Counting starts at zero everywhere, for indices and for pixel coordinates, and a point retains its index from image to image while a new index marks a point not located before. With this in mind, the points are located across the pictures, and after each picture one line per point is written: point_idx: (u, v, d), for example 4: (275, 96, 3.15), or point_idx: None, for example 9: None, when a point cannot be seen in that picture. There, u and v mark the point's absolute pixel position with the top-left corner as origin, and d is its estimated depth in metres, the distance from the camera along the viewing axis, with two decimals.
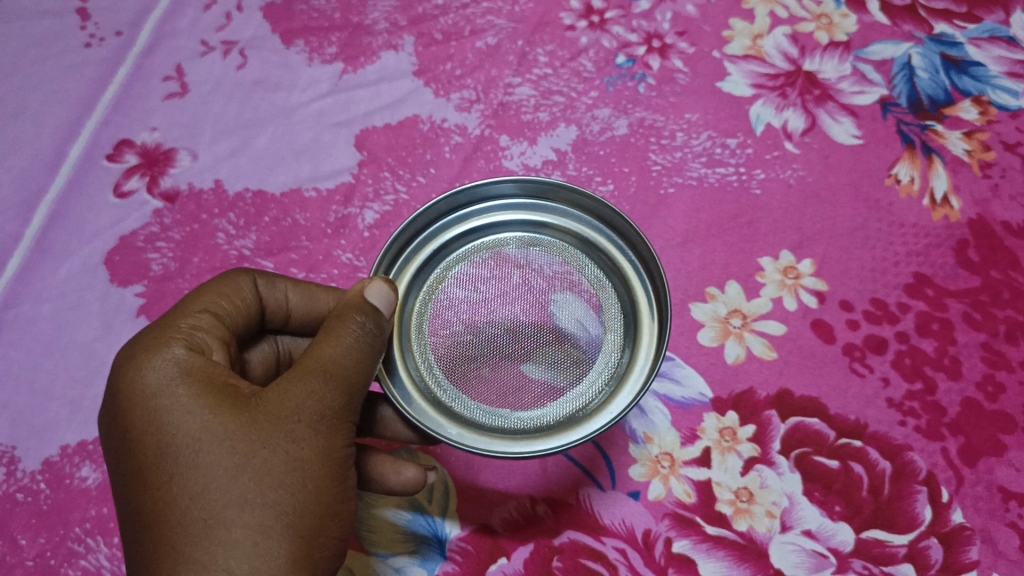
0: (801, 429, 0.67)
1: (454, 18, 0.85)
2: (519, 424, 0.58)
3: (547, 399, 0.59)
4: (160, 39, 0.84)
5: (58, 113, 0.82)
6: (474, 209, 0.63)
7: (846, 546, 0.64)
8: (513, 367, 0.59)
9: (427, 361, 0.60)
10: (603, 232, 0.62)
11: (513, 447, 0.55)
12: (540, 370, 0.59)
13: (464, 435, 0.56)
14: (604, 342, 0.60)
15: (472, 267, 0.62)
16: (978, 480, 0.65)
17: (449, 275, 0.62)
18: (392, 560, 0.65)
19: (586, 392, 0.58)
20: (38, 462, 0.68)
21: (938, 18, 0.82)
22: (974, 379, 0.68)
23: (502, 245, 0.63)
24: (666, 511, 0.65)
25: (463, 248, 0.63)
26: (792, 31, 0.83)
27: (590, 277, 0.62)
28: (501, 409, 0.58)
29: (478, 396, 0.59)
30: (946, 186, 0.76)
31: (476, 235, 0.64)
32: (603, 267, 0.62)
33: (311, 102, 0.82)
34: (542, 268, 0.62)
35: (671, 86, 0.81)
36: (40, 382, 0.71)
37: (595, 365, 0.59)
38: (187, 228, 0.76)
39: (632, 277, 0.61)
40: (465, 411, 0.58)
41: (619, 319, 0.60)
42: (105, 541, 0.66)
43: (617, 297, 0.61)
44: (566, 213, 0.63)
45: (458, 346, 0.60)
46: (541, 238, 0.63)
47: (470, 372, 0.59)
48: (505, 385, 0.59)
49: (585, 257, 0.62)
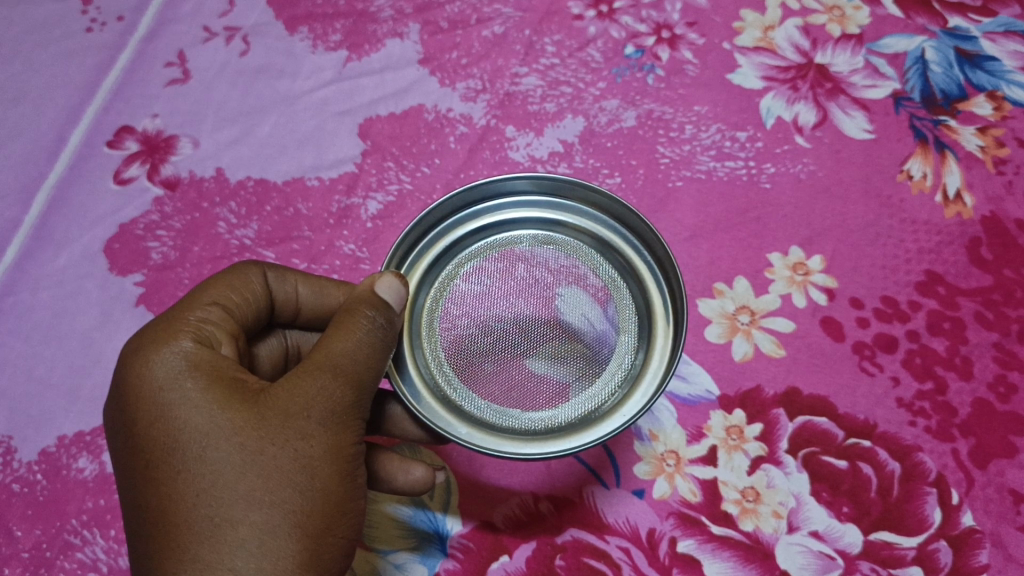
0: (809, 428, 0.66)
1: (461, 6, 0.83)
2: (529, 424, 0.57)
3: (558, 399, 0.58)
4: (163, 24, 0.83)
5: (58, 98, 0.80)
6: (489, 204, 0.62)
7: (854, 548, 0.63)
8: (524, 365, 0.58)
9: (438, 358, 0.59)
10: (619, 232, 0.61)
11: (522, 448, 0.54)
12: (551, 369, 0.58)
13: (473, 434, 0.55)
14: (617, 344, 0.59)
15: (485, 264, 0.61)
16: (988, 482, 0.64)
17: (462, 270, 0.61)
18: (393, 556, 0.64)
19: (598, 392, 0.57)
20: (35, 452, 0.67)
21: (952, 11, 0.81)
22: (986, 379, 0.67)
23: (516, 242, 0.62)
24: (672, 510, 0.64)
25: (477, 244, 0.62)
26: (804, 23, 0.82)
27: (604, 276, 0.61)
28: (511, 407, 0.57)
29: (487, 393, 0.58)
30: (959, 182, 0.74)
31: (488, 232, 0.62)
32: (618, 267, 0.61)
33: (315, 90, 0.80)
34: (555, 266, 0.61)
35: (681, 78, 0.80)
36: (38, 371, 0.70)
37: (607, 366, 0.58)
38: (187, 216, 0.75)
39: (648, 278, 0.60)
40: (475, 408, 0.57)
41: (634, 319, 0.59)
42: (102, 534, 0.65)
43: (632, 297, 0.60)
44: (581, 212, 0.62)
45: (469, 344, 0.59)
46: (555, 237, 0.62)
47: (480, 369, 0.58)
48: (515, 384, 0.58)
49: (600, 256, 0.61)
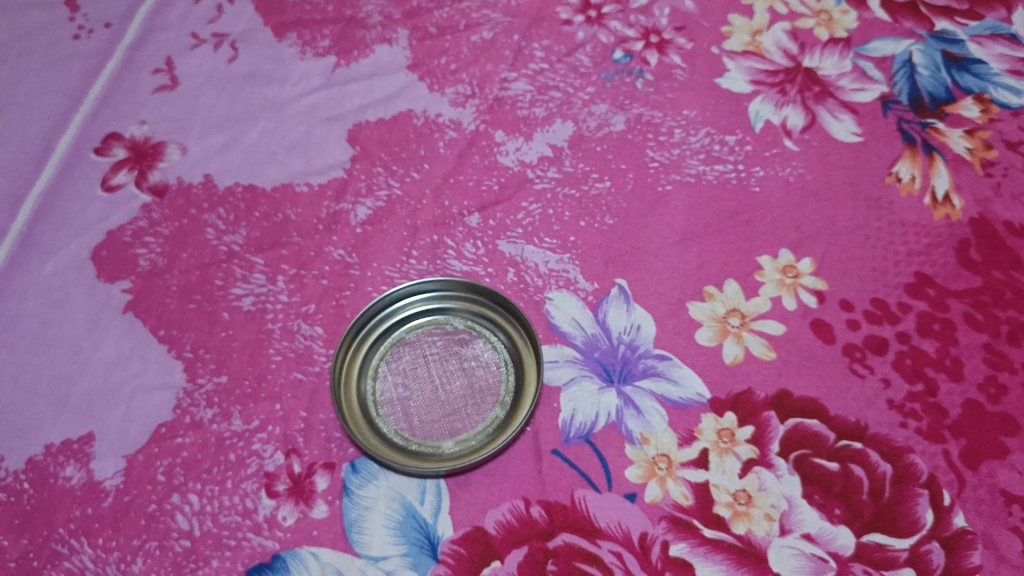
0: (800, 431, 0.65)
1: (449, 12, 0.86)
2: (435, 450, 0.63)
3: (455, 435, 0.64)
4: (149, 32, 0.84)
5: (47, 106, 0.81)
6: (390, 324, 0.68)
7: (846, 550, 0.61)
8: (428, 412, 0.65)
9: (368, 379, 0.66)
10: (494, 307, 0.69)
11: (431, 466, 0.62)
12: (446, 411, 0.65)
13: (382, 450, 0.63)
14: (500, 390, 0.66)
15: (390, 365, 0.67)
16: (980, 483, 0.63)
17: (369, 385, 0.66)
18: (383, 563, 0.60)
19: (486, 427, 0.64)
20: (21, 461, 0.65)
21: (939, 15, 0.86)
22: (976, 381, 0.67)
23: (460, 287, 0.69)
24: (664, 513, 0.62)
25: (379, 350, 0.68)
26: (792, 27, 0.86)
27: (488, 337, 0.68)
28: (417, 436, 0.64)
29: (394, 422, 0.64)
30: (947, 185, 0.75)
31: (389, 342, 0.68)
32: (501, 348, 0.68)
33: (303, 96, 0.81)
34: (449, 337, 0.68)
35: (669, 83, 0.81)
36: (24, 380, 0.68)
37: (484, 412, 0.65)
38: (175, 223, 0.75)
39: (513, 327, 0.68)
40: (390, 432, 0.64)
41: (507, 355, 0.67)
42: (90, 542, 0.62)
43: (508, 362, 0.67)
44: (465, 297, 0.69)
45: (384, 381, 0.66)
46: (443, 308, 0.69)
47: (386, 402, 0.65)
48: (420, 420, 0.64)
49: (483, 335, 0.68)
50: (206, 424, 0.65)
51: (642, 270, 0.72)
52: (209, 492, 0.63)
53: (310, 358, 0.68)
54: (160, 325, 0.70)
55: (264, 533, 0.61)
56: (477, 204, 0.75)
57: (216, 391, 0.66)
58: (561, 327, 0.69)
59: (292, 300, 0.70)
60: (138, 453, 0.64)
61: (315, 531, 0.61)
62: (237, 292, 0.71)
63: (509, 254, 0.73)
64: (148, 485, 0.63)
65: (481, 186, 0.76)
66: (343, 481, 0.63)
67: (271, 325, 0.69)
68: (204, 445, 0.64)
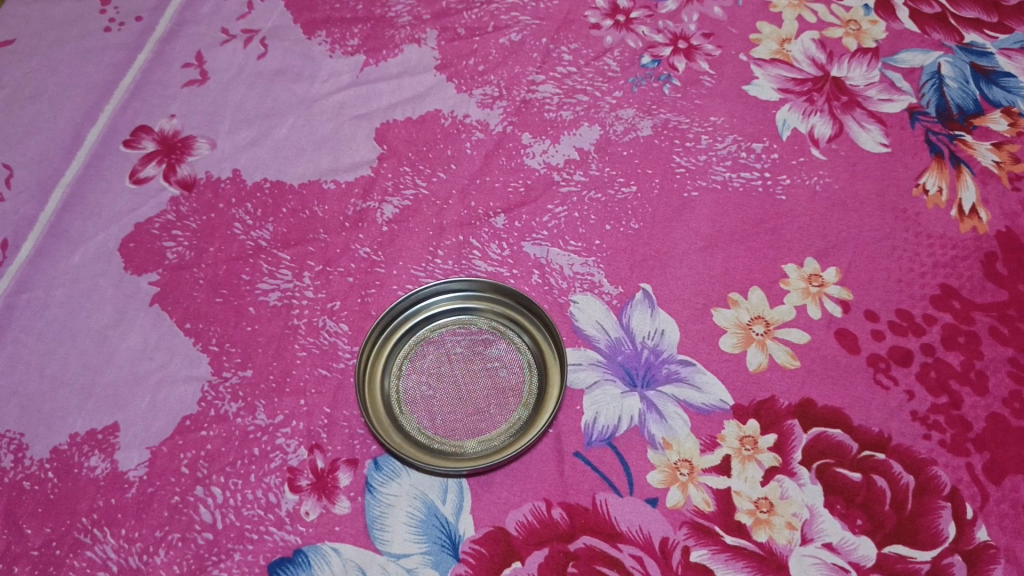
0: (823, 440, 0.65)
1: (478, 14, 0.87)
2: (457, 448, 0.63)
3: (479, 435, 0.64)
4: (181, 27, 0.86)
5: (76, 97, 0.81)
6: (416, 323, 0.69)
7: (867, 561, 0.60)
8: (452, 411, 0.65)
9: (392, 378, 0.67)
10: (519, 310, 0.69)
11: (453, 465, 0.62)
12: (470, 409, 0.65)
13: (404, 448, 0.63)
14: (523, 391, 0.66)
15: (415, 363, 0.67)
16: (1003, 497, 0.63)
17: (393, 383, 0.66)
18: (404, 561, 0.60)
19: (510, 426, 0.64)
20: (46, 450, 0.65)
21: (968, 28, 0.86)
22: (1001, 395, 0.66)
23: (485, 289, 0.69)
24: (685, 519, 0.62)
25: (404, 348, 0.68)
26: (820, 37, 0.86)
27: (512, 338, 0.68)
28: (439, 435, 0.64)
29: (417, 420, 0.65)
30: (974, 198, 0.75)
31: (414, 339, 0.68)
32: (525, 349, 0.68)
33: (332, 94, 0.82)
34: (474, 337, 0.68)
35: (696, 88, 0.82)
36: (50, 369, 0.68)
37: (508, 412, 0.65)
38: (203, 217, 0.75)
39: (538, 330, 0.68)
40: (414, 429, 0.64)
41: (530, 357, 0.67)
42: (113, 533, 0.62)
43: (532, 364, 0.67)
44: (489, 298, 0.69)
45: (408, 379, 0.66)
46: (467, 308, 0.69)
47: (410, 400, 0.65)
48: (442, 419, 0.65)
49: (507, 336, 0.68)
50: (231, 417, 0.66)
51: (667, 275, 0.72)
52: (232, 485, 0.63)
53: (335, 354, 0.68)
54: (187, 318, 0.70)
55: (286, 528, 0.62)
56: (503, 206, 0.75)
57: (241, 385, 0.67)
58: (585, 330, 0.70)
59: (317, 296, 0.71)
60: (163, 444, 0.65)
61: (337, 527, 0.61)
62: (263, 287, 0.71)
63: (535, 256, 0.73)
64: (172, 476, 0.63)
65: (508, 188, 0.76)
66: (366, 478, 0.63)
67: (297, 321, 0.70)
68: (228, 438, 0.65)
